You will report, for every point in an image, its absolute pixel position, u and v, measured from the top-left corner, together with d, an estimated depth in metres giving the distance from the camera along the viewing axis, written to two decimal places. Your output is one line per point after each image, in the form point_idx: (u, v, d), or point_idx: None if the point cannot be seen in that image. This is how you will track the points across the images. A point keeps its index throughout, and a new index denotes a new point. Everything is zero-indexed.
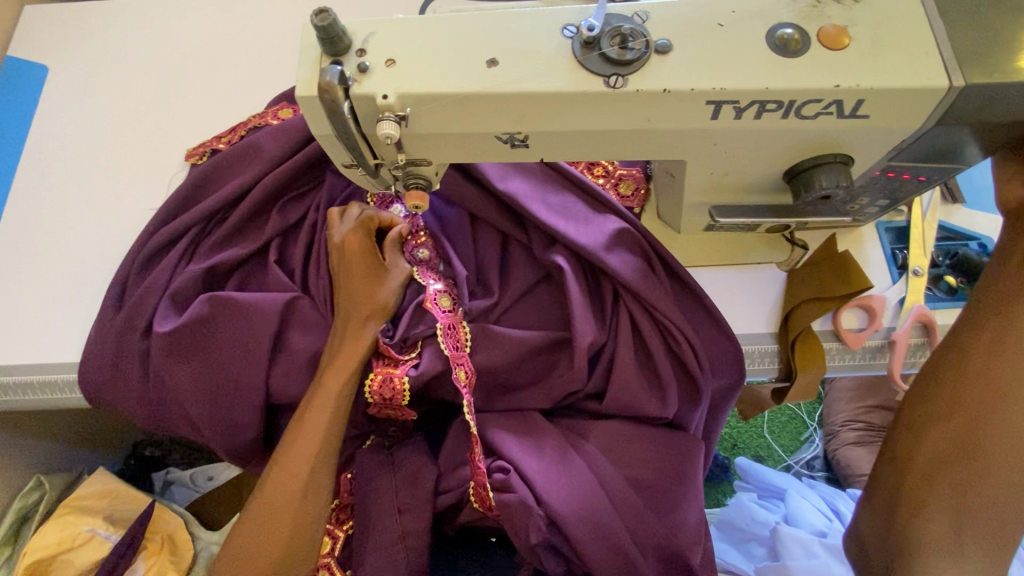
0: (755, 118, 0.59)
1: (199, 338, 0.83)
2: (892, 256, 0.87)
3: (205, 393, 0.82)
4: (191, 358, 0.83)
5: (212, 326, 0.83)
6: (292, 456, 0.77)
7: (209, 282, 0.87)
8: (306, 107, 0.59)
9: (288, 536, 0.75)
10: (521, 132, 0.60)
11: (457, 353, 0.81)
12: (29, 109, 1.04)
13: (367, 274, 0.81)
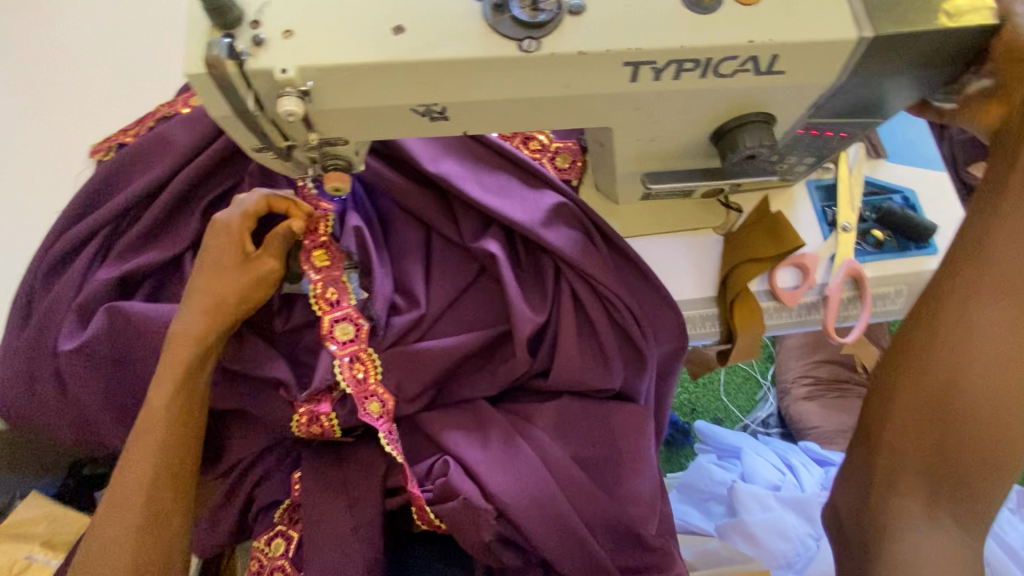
0: (674, 79, 0.58)
1: (114, 350, 0.76)
2: (822, 213, 0.89)
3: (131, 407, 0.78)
4: (109, 372, 0.77)
5: (122, 338, 0.76)
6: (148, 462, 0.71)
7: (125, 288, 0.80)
8: (198, 86, 0.54)
9: (145, 522, 0.70)
10: (437, 104, 0.58)
11: (361, 388, 0.78)
12: None
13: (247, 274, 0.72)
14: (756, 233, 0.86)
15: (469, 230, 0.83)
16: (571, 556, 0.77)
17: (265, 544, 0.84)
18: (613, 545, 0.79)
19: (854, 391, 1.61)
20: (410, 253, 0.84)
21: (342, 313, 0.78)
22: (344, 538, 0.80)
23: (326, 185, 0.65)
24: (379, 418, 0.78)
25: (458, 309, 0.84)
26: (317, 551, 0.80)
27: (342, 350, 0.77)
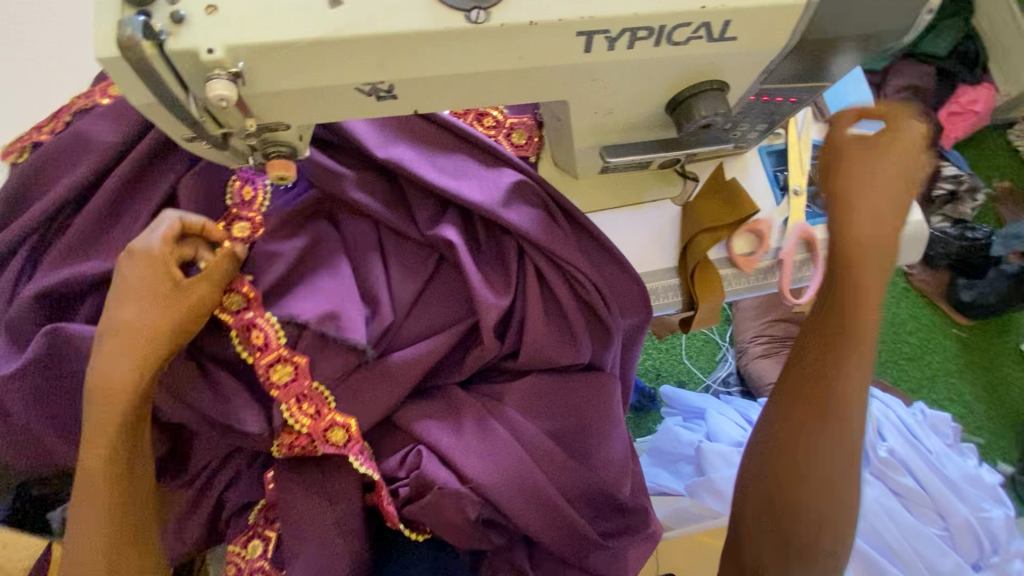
0: (628, 48, 0.56)
1: (56, 375, 0.71)
2: (774, 178, 0.91)
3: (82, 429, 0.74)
4: (51, 398, 0.72)
5: (63, 363, 0.71)
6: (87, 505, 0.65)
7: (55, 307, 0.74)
8: (113, 71, 0.49)
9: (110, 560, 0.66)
10: (384, 82, 0.54)
11: (315, 424, 0.77)
12: None
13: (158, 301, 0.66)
14: (712, 201, 0.88)
15: (423, 218, 0.81)
16: (551, 529, 0.78)
17: (241, 548, 0.83)
18: (592, 514, 0.81)
19: None
20: (367, 245, 0.80)
21: (275, 355, 0.76)
22: (324, 535, 0.79)
23: (270, 172, 0.61)
24: (347, 443, 0.77)
25: (422, 296, 0.81)
26: (296, 550, 0.79)
27: (284, 392, 0.76)
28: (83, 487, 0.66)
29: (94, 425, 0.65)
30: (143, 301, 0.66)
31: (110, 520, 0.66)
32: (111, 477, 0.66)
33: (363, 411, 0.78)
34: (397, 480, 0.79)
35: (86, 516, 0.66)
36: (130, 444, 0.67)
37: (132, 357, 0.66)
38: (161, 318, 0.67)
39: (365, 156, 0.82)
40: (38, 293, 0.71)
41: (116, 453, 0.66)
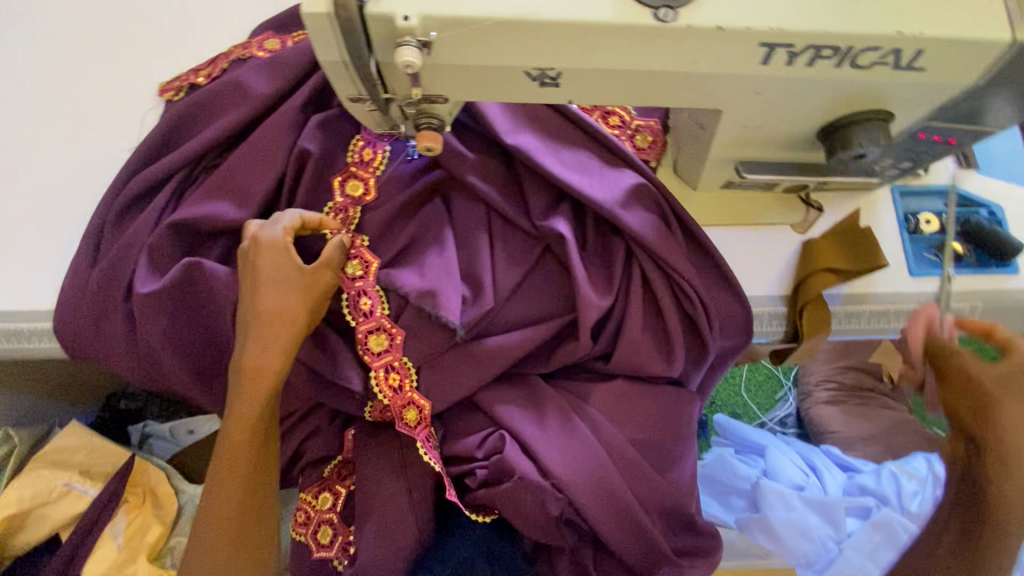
0: (807, 66, 0.55)
1: (187, 303, 0.76)
2: (904, 220, 0.86)
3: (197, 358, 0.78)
4: (178, 323, 0.77)
5: (197, 293, 0.76)
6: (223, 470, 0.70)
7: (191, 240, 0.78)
8: (312, 27, 0.52)
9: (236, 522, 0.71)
10: (553, 68, 0.55)
11: (398, 397, 0.79)
12: None
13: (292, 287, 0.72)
14: (837, 244, 0.83)
15: (537, 207, 0.81)
16: (625, 537, 0.77)
17: (312, 498, 0.87)
18: (664, 527, 0.80)
19: (877, 400, 1.58)
20: (475, 226, 0.81)
21: (375, 323, 0.78)
22: (394, 499, 0.81)
23: (417, 143, 0.61)
24: (417, 425, 0.79)
25: (523, 285, 0.81)
26: (367, 510, 0.81)
27: (376, 359, 0.78)
28: (221, 471, 0.70)
29: (240, 415, 0.71)
30: (286, 288, 0.72)
31: (242, 503, 0.70)
32: (247, 463, 0.71)
33: (450, 388, 0.80)
34: (475, 460, 0.80)
35: (224, 502, 0.70)
36: (265, 436, 0.72)
37: (279, 344, 0.71)
38: (299, 305, 0.72)
39: (490, 139, 0.83)
40: (178, 222, 0.76)
41: (255, 443, 0.71)
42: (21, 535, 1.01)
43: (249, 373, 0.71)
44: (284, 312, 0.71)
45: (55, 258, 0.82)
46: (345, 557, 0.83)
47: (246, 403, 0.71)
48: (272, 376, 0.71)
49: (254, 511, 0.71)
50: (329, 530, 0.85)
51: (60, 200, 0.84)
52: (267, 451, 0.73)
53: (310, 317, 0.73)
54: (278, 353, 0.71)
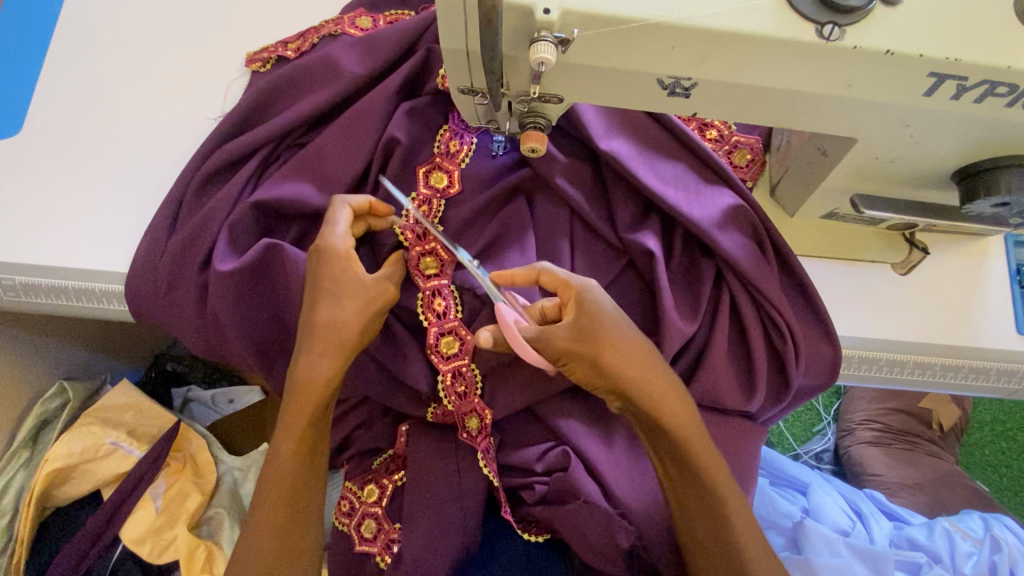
0: (975, 102, 0.50)
1: (262, 283, 0.76)
2: (1016, 272, 0.81)
3: (266, 338, 0.78)
4: (250, 302, 0.76)
5: (274, 274, 0.75)
6: (274, 469, 0.66)
7: (271, 218, 0.78)
8: (443, 12, 0.49)
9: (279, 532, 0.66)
10: (690, 78, 0.51)
11: (462, 401, 0.76)
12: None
13: (355, 295, 0.67)
14: None
15: (626, 218, 0.76)
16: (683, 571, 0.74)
17: (358, 489, 0.85)
18: None
19: (924, 447, 1.49)
20: (556, 231, 0.76)
21: (447, 325, 0.75)
22: (446, 505, 0.79)
23: (522, 143, 0.58)
24: (478, 434, 0.77)
25: None
26: (414, 509, 0.79)
27: (443, 362, 0.76)
28: (260, 504, 0.66)
29: (283, 446, 0.67)
30: (347, 300, 0.66)
31: (276, 545, 0.65)
32: (285, 501, 0.66)
33: (514, 398, 0.77)
34: (534, 475, 0.78)
35: (257, 540, 0.65)
36: (306, 476, 0.67)
37: (330, 358, 0.66)
38: (354, 318, 0.66)
39: (582, 143, 0.79)
40: (261, 201, 0.75)
41: (292, 480, 0.66)
42: (65, 488, 1.02)
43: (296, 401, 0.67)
44: (339, 329, 0.66)
45: (133, 220, 0.81)
46: (388, 555, 0.81)
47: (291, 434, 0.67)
48: (316, 407, 0.66)
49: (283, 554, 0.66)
50: (373, 524, 0.83)
51: (141, 162, 0.83)
52: (306, 494, 0.68)
53: (363, 336, 0.67)
54: (322, 377, 0.66)
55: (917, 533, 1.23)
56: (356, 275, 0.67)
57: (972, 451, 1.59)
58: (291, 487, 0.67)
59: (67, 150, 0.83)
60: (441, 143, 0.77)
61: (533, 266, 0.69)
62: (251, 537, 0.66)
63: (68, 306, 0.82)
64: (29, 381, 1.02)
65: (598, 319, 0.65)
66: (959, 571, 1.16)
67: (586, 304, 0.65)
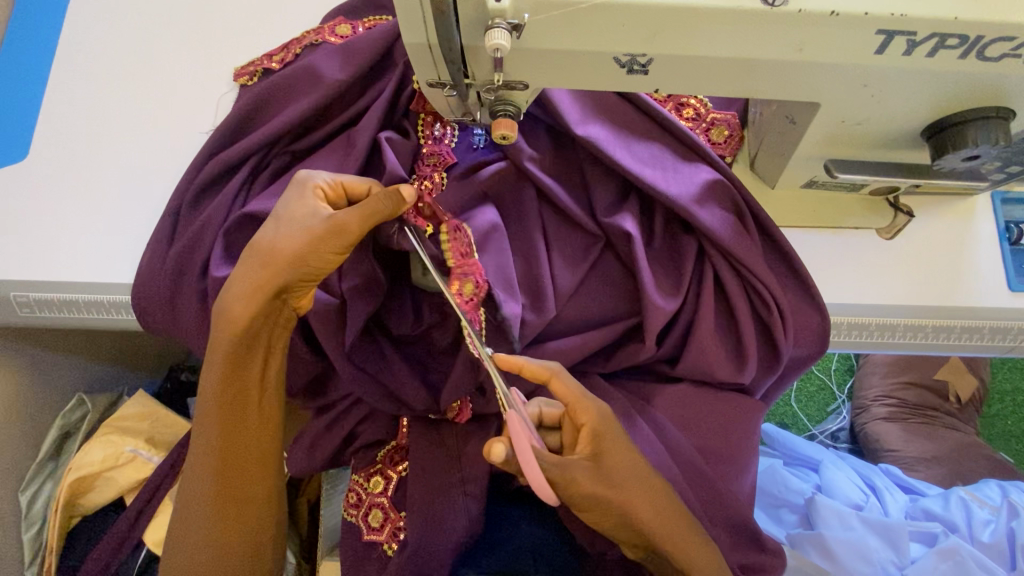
0: (927, 57, 0.51)
1: None
2: (1005, 230, 0.80)
3: None
4: None
5: None
6: (207, 422, 0.69)
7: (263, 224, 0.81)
8: (402, 8, 0.51)
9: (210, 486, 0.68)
10: (645, 54, 0.53)
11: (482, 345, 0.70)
12: (57, 25, 0.96)
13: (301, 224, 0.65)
14: None
15: (605, 202, 0.78)
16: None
17: (364, 480, 0.88)
18: (728, 541, 0.77)
19: (941, 420, 1.46)
20: (535, 218, 0.79)
21: (463, 268, 0.71)
22: (447, 491, 0.82)
23: (493, 131, 0.60)
24: None
25: (586, 282, 0.79)
26: (416, 494, 0.82)
27: (464, 306, 0.69)
28: (195, 455, 0.70)
29: (206, 431, 0.68)
30: (288, 230, 0.65)
31: (206, 496, 0.68)
32: (222, 477, 0.68)
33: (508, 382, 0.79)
34: None
35: (194, 490, 0.69)
36: (242, 446, 0.69)
37: (249, 296, 0.65)
38: (291, 244, 0.64)
39: (558, 129, 0.80)
40: (254, 213, 0.77)
41: (228, 455, 0.69)
42: (90, 496, 1.06)
43: (211, 382, 0.68)
44: (255, 280, 0.65)
45: (135, 234, 0.85)
46: (394, 542, 0.84)
47: (211, 420, 0.68)
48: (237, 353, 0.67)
49: (243, 520, 0.70)
50: (380, 513, 0.86)
51: (140, 179, 0.87)
52: (248, 460, 0.70)
53: (298, 267, 0.65)
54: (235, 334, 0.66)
55: (932, 504, 1.21)
56: (309, 207, 0.66)
57: (994, 422, 1.56)
58: (224, 441, 0.68)
59: (71, 171, 0.88)
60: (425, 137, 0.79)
61: (546, 367, 0.64)
62: (188, 484, 0.70)
63: (79, 319, 0.86)
64: (50, 394, 1.07)
65: (617, 459, 0.63)
66: (977, 539, 1.14)
67: (607, 440, 0.63)
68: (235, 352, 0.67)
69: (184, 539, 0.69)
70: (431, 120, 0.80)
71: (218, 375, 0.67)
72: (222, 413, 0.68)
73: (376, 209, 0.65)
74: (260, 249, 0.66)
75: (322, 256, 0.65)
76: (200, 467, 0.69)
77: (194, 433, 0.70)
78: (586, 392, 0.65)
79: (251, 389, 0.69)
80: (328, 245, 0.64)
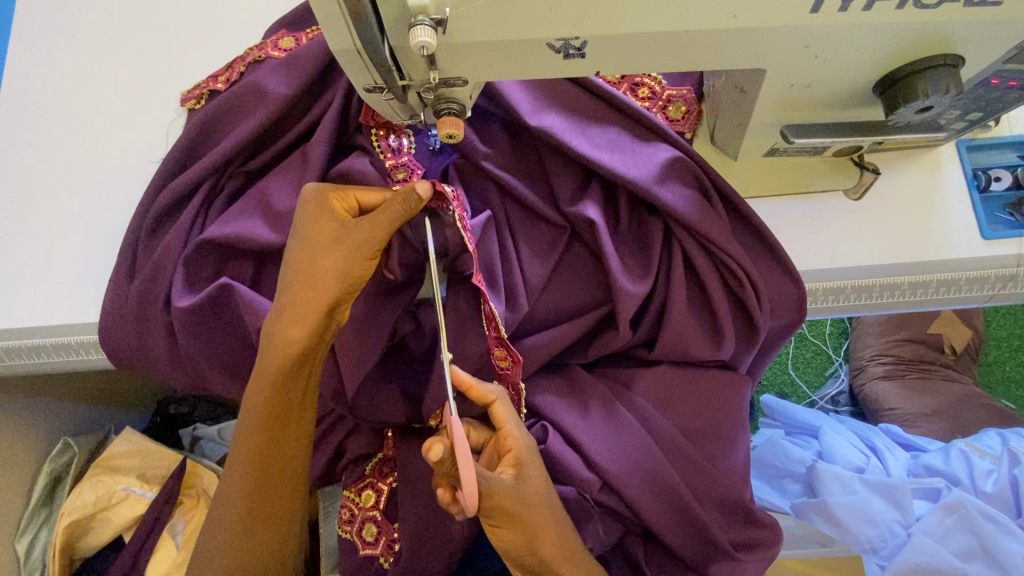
0: (864, 10, 0.50)
1: (223, 315, 0.78)
2: (973, 177, 0.79)
3: (232, 369, 0.80)
4: (215, 332, 0.78)
5: (232, 309, 0.77)
6: (249, 432, 0.67)
7: (223, 249, 0.79)
8: (322, 14, 0.50)
9: (251, 493, 0.67)
10: (578, 37, 0.52)
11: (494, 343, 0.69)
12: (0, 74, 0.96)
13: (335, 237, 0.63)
14: None
15: (566, 191, 0.77)
16: (674, 522, 0.75)
17: (355, 495, 0.87)
18: (720, 518, 0.77)
19: (938, 373, 1.46)
20: (497, 215, 0.77)
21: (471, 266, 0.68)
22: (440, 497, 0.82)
23: (438, 130, 0.58)
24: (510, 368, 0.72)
25: (556, 275, 0.78)
26: (407, 506, 0.81)
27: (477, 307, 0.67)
28: (235, 464, 0.68)
29: (243, 463, 0.67)
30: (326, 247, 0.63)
31: (246, 504, 0.67)
32: (254, 510, 0.68)
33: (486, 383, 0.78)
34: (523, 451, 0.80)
35: (232, 500, 0.68)
36: (275, 477, 0.68)
37: (300, 316, 0.63)
38: (331, 260, 0.62)
39: (513, 121, 0.78)
40: (212, 239, 0.76)
41: (265, 487, 0.68)
42: (87, 538, 1.05)
43: (251, 410, 0.66)
44: (304, 302, 0.63)
45: (97, 271, 0.84)
46: (390, 554, 0.84)
47: (251, 449, 0.67)
48: (283, 364, 0.64)
49: (270, 553, 0.69)
50: (373, 527, 0.85)
51: (96, 215, 0.86)
52: (282, 491, 0.69)
53: (343, 280, 0.62)
54: (283, 356, 0.64)
55: (933, 459, 1.20)
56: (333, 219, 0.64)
57: (991, 370, 1.55)
58: (267, 451, 0.67)
59: (27, 214, 0.86)
60: (384, 150, 0.76)
61: (491, 389, 0.65)
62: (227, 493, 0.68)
63: (50, 362, 0.85)
64: (35, 441, 1.06)
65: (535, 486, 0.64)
66: (980, 491, 1.14)
67: (528, 468, 0.64)
68: (281, 375, 0.65)
69: (220, 547, 0.69)
70: (385, 132, 0.77)
71: (257, 385, 0.65)
72: (261, 447, 0.67)
73: (394, 211, 0.60)
74: (304, 262, 0.63)
75: (358, 270, 0.63)
76: (241, 476, 0.67)
77: (229, 461, 0.69)
78: (519, 420, 0.67)
79: (289, 419, 0.68)
80: (361, 256, 0.62)
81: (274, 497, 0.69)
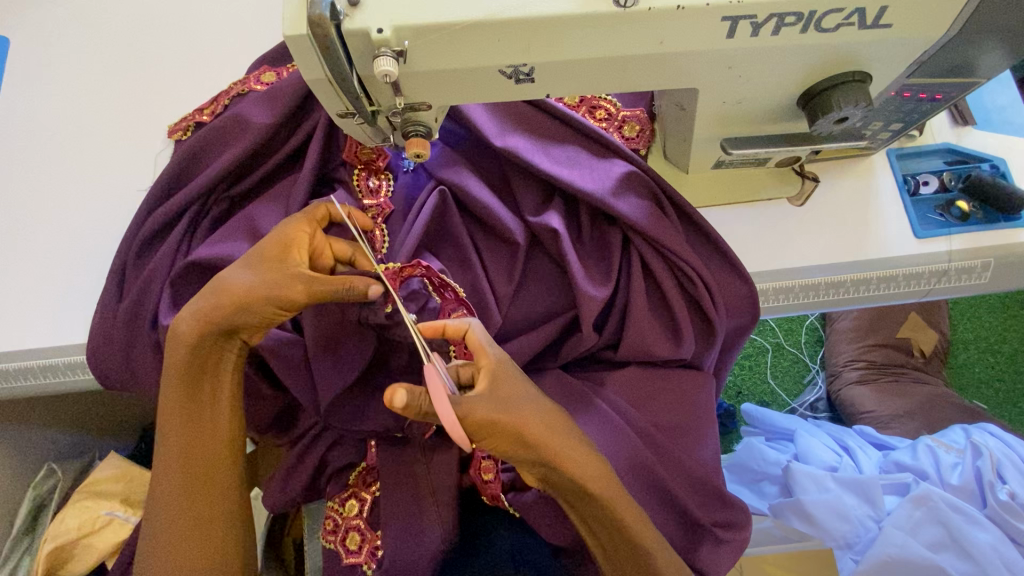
0: (773, 34, 0.57)
1: None
2: (905, 183, 0.86)
3: None
4: None
5: None
6: (170, 431, 0.73)
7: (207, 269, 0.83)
8: (295, 49, 0.56)
9: (180, 488, 0.72)
10: (525, 64, 0.58)
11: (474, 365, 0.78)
12: None
13: (270, 257, 0.71)
14: None
15: (530, 204, 0.82)
16: (656, 506, 0.78)
17: (338, 505, 0.89)
18: (697, 501, 0.80)
19: (908, 376, 1.52)
20: (455, 229, 0.82)
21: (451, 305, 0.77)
22: (420, 502, 0.84)
23: (407, 150, 0.64)
24: None
25: (523, 284, 0.83)
26: (390, 513, 0.83)
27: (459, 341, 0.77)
28: (163, 468, 0.73)
29: (166, 474, 0.73)
30: (247, 270, 0.71)
31: (175, 499, 0.72)
32: (186, 505, 0.72)
33: None
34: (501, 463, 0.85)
35: (162, 500, 0.72)
36: (201, 470, 0.73)
37: (196, 320, 0.71)
38: (243, 279, 0.70)
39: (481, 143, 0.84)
40: (197, 260, 0.80)
41: (191, 486, 0.72)
42: (70, 565, 1.04)
43: (165, 429, 0.74)
44: (208, 306, 0.70)
45: (84, 295, 0.87)
46: (374, 561, 0.85)
47: (170, 459, 0.73)
48: (189, 358, 0.72)
49: (213, 550, 0.72)
50: (357, 536, 0.86)
51: (86, 241, 0.90)
52: (211, 483, 0.73)
53: (250, 299, 0.69)
54: (187, 350, 0.72)
55: (902, 455, 1.24)
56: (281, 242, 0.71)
57: (960, 371, 1.61)
58: (188, 445, 0.73)
59: (16, 242, 0.90)
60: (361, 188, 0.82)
61: (463, 321, 0.67)
62: (158, 497, 0.73)
63: (33, 385, 0.87)
64: (17, 468, 1.07)
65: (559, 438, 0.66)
66: (947, 483, 1.17)
67: (514, 382, 0.65)
68: (188, 369, 0.73)
69: (158, 551, 0.71)
70: (365, 173, 0.84)
71: (173, 384, 0.73)
72: (181, 439, 0.73)
73: (338, 291, 0.69)
74: (212, 283, 0.71)
75: (269, 311, 0.70)
76: (168, 471, 0.73)
77: (152, 488, 0.74)
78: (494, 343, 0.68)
79: (204, 406, 0.74)
80: (273, 306, 0.70)
81: (204, 489, 0.73)
